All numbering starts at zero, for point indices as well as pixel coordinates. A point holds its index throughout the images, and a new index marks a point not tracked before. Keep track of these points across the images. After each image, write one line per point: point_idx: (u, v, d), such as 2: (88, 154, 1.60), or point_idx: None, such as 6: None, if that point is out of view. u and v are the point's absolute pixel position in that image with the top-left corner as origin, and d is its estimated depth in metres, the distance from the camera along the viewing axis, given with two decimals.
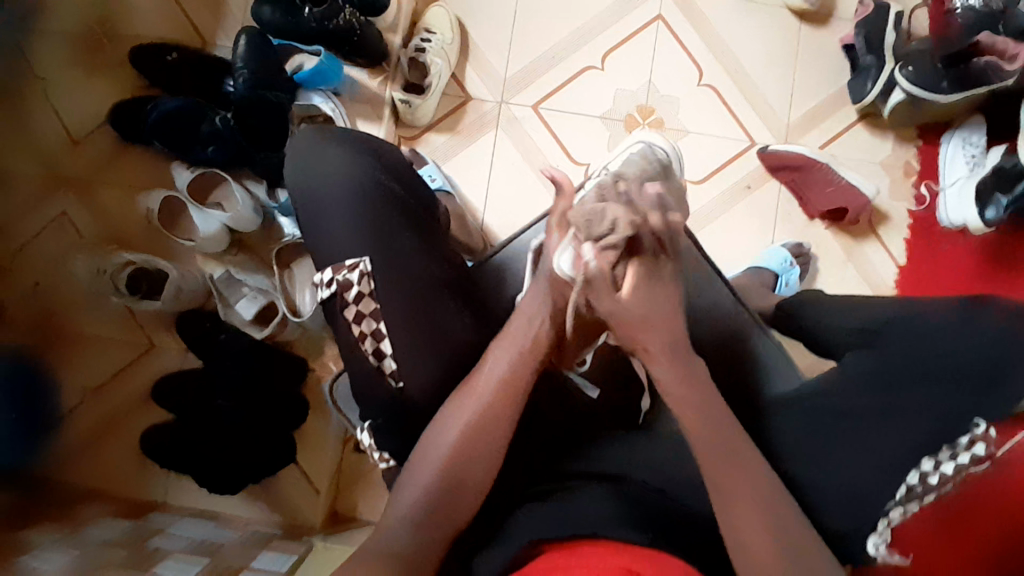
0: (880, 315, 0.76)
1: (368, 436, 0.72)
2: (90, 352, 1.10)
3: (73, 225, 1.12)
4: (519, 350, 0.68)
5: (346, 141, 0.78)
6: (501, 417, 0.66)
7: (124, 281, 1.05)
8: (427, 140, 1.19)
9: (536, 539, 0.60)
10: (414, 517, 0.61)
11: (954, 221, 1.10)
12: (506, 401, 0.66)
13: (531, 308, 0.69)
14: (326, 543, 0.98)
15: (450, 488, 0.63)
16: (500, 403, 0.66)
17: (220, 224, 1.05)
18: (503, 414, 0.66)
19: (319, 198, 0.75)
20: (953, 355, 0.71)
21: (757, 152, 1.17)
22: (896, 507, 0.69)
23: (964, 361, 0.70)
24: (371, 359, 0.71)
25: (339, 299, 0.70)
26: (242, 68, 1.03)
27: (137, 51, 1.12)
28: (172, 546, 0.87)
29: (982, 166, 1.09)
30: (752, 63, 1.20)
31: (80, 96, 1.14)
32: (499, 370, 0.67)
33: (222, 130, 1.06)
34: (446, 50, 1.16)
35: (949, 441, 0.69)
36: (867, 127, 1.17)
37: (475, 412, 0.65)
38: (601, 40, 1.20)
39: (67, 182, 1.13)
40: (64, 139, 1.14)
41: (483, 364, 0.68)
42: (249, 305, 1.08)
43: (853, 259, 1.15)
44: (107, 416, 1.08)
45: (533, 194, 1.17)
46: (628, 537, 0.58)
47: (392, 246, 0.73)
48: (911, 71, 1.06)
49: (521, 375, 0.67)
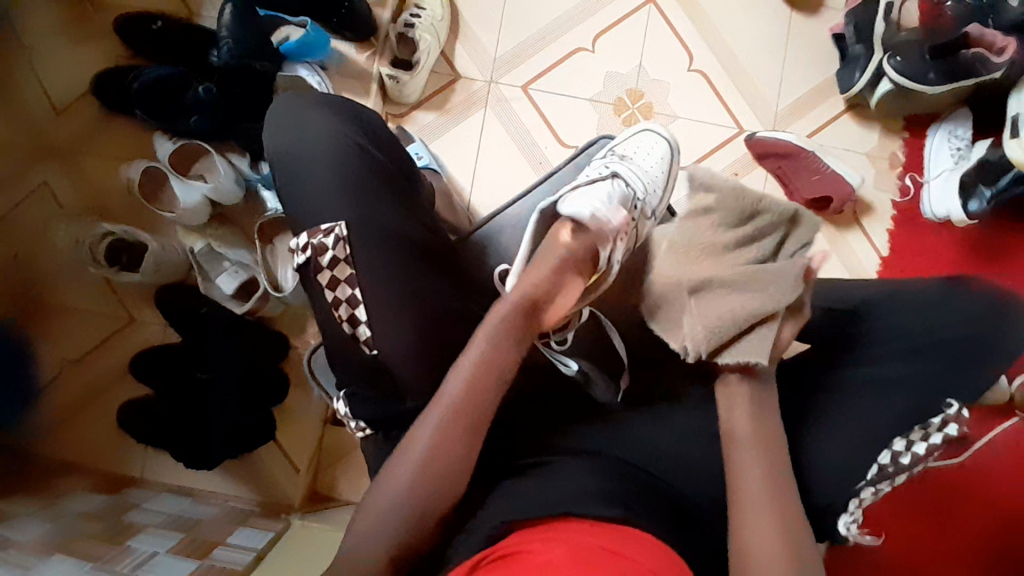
0: (862, 294, 0.79)
1: (343, 405, 0.72)
2: (70, 322, 1.08)
3: (53, 195, 1.09)
4: (481, 372, 0.64)
5: (328, 105, 0.78)
6: (484, 410, 0.63)
7: (103, 253, 1.03)
8: (414, 118, 1.18)
9: (507, 521, 0.59)
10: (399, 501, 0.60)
11: (938, 212, 1.11)
12: (486, 380, 0.64)
13: (496, 323, 0.67)
14: (303, 521, 0.98)
15: None
16: (477, 382, 0.64)
17: (201, 196, 1.03)
18: (482, 392, 0.63)
19: (301, 158, 0.75)
20: (941, 330, 0.73)
21: (745, 139, 1.17)
22: (867, 487, 0.70)
23: (948, 338, 0.72)
24: (346, 327, 0.71)
25: (315, 264, 0.71)
26: (225, 37, 1.01)
27: (121, 20, 1.09)
28: (148, 521, 0.87)
29: (966, 158, 1.10)
30: (743, 49, 1.19)
31: (62, 67, 1.11)
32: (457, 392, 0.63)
33: (205, 99, 1.03)
34: (436, 26, 1.14)
35: (921, 421, 0.70)
36: (854, 117, 1.18)
37: (454, 401, 0.63)
38: (594, 21, 1.19)
39: (51, 153, 1.11)
40: (47, 111, 1.11)
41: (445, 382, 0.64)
42: (229, 280, 1.05)
43: (837, 249, 1.16)
44: (83, 391, 1.07)
45: (519, 175, 1.16)
46: (602, 513, 0.58)
47: (371, 212, 0.73)
48: (899, 62, 1.06)
49: (482, 398, 0.63)
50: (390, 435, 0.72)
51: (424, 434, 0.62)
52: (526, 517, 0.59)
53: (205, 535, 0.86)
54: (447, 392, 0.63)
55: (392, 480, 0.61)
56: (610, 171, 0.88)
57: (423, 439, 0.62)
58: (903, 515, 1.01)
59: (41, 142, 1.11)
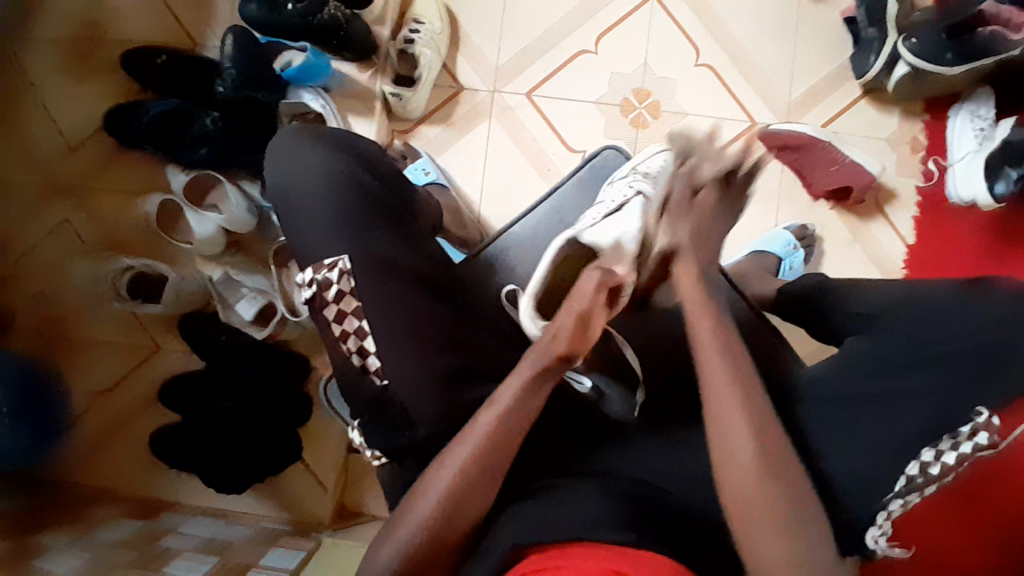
0: (881, 299, 0.77)
1: (357, 434, 0.72)
2: (99, 355, 1.12)
3: (74, 232, 1.13)
4: (506, 409, 0.63)
5: (325, 140, 0.77)
6: (508, 443, 0.63)
7: (125, 287, 1.05)
8: (420, 133, 1.18)
9: (519, 544, 0.58)
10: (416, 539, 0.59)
11: (964, 197, 1.08)
12: (515, 422, 0.63)
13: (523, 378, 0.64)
14: (333, 538, 1.00)
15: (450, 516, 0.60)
16: (507, 423, 0.63)
17: (216, 227, 1.04)
18: (510, 432, 0.63)
19: (299, 195, 0.74)
20: (954, 345, 0.70)
21: (758, 133, 1.14)
22: (896, 500, 0.67)
23: (963, 350, 0.70)
24: (356, 357, 0.71)
25: (321, 299, 0.71)
26: (230, 67, 1.03)
27: (127, 57, 1.11)
28: (182, 546, 0.88)
29: (990, 138, 1.05)
30: (750, 40, 1.16)
31: (78, 105, 1.15)
32: (484, 428, 0.63)
33: (212, 131, 1.06)
34: (436, 40, 1.14)
35: (949, 430, 0.67)
36: (872, 103, 1.14)
37: (485, 435, 0.62)
38: (596, 22, 1.17)
39: (67, 189, 1.14)
40: (61, 148, 1.15)
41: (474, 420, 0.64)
42: (248, 305, 1.07)
43: (861, 239, 1.13)
44: (118, 419, 1.10)
45: (527, 183, 1.16)
46: (613, 538, 0.57)
47: (372, 245, 0.73)
48: (915, 43, 1.02)
49: (510, 433, 0.63)
50: (403, 466, 0.71)
51: (445, 472, 0.62)
52: (537, 541, 0.58)
53: (237, 557, 0.87)
54: (478, 424, 0.63)
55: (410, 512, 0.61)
56: (634, 191, 0.83)
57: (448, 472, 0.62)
58: (926, 524, 0.97)
59: (53, 179, 1.14)
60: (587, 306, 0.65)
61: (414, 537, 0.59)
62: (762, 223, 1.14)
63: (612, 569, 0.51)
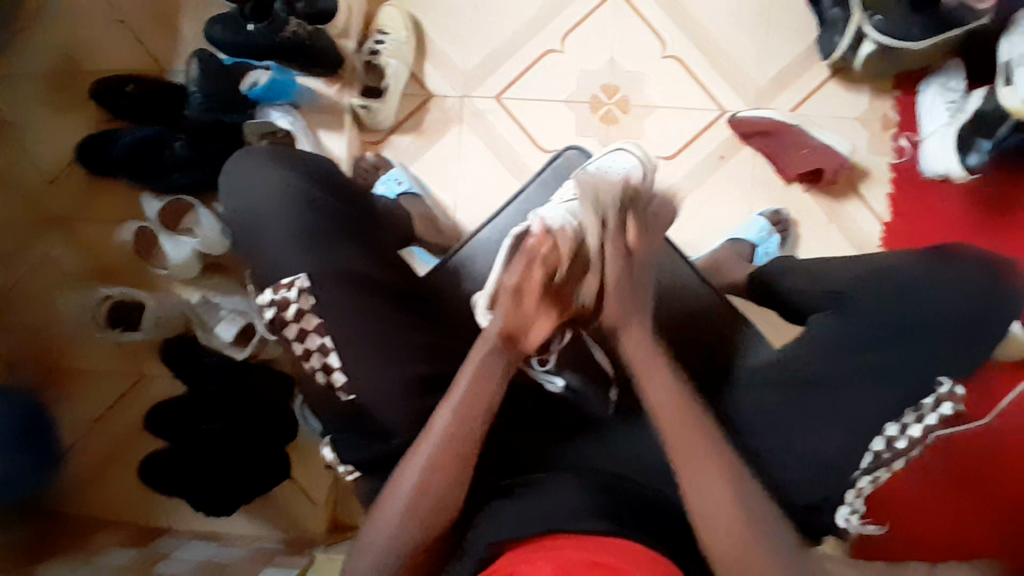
0: (851, 275, 0.75)
1: (328, 450, 0.75)
2: (84, 384, 1.12)
3: (55, 263, 1.12)
4: (463, 401, 0.62)
5: (278, 158, 0.77)
6: (470, 432, 0.61)
7: (105, 315, 1.06)
8: (391, 143, 1.18)
9: (492, 542, 0.57)
10: (394, 548, 0.58)
11: (936, 169, 1.06)
12: (475, 416, 0.62)
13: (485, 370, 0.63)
14: (327, 553, 1.00)
15: (424, 524, 0.59)
16: (464, 419, 0.61)
17: (192, 251, 1.05)
18: (468, 429, 0.61)
19: (254, 214, 0.74)
20: (946, 317, 0.68)
21: (728, 121, 1.14)
22: (863, 476, 0.68)
23: (952, 323, 0.68)
24: (322, 375, 0.71)
25: (281, 318, 0.71)
26: (194, 89, 1.03)
27: (95, 88, 1.11)
28: (178, 569, 0.88)
29: (961, 110, 1.04)
30: (717, 29, 1.16)
31: (54, 136, 1.16)
32: (443, 424, 0.61)
33: (184, 155, 1.06)
34: (401, 49, 1.15)
35: (914, 403, 0.67)
36: (840, 83, 1.14)
37: (444, 433, 0.61)
38: (559, 22, 1.17)
39: (50, 219, 1.15)
40: (41, 179, 1.16)
41: (430, 421, 0.62)
42: (228, 326, 1.07)
43: (836, 221, 1.13)
44: (108, 448, 1.11)
45: (500, 185, 1.16)
46: (591, 527, 0.56)
47: (330, 258, 0.72)
48: (881, 20, 1.01)
49: (468, 427, 0.61)
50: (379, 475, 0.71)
51: (410, 474, 0.60)
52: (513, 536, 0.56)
53: None
54: (438, 422, 0.62)
55: (378, 525, 0.60)
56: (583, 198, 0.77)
57: (412, 476, 0.60)
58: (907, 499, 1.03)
59: (39, 211, 1.15)
60: (519, 280, 0.59)
61: (395, 544, 0.58)
62: (737, 210, 1.13)
63: (592, 557, 0.47)
